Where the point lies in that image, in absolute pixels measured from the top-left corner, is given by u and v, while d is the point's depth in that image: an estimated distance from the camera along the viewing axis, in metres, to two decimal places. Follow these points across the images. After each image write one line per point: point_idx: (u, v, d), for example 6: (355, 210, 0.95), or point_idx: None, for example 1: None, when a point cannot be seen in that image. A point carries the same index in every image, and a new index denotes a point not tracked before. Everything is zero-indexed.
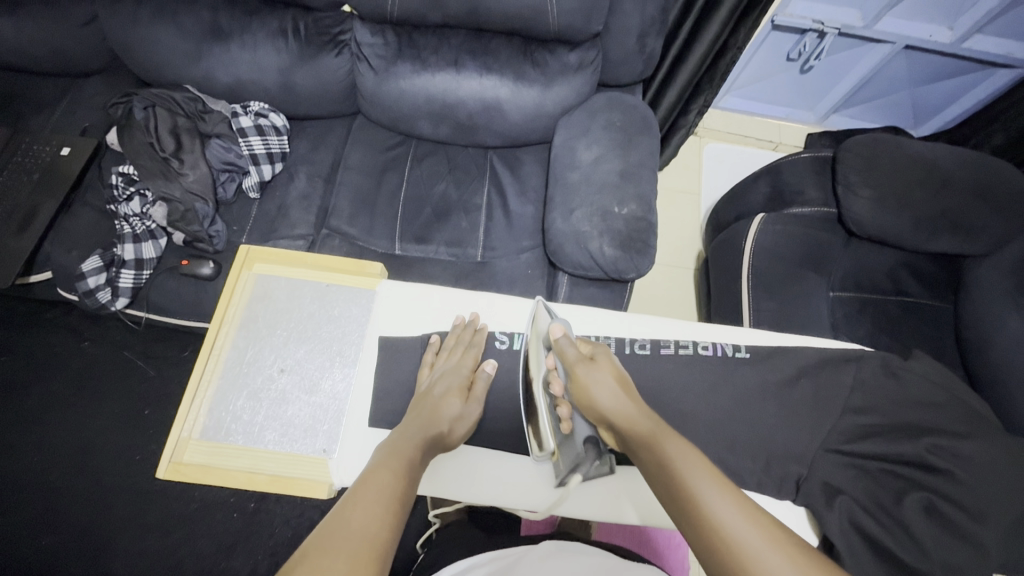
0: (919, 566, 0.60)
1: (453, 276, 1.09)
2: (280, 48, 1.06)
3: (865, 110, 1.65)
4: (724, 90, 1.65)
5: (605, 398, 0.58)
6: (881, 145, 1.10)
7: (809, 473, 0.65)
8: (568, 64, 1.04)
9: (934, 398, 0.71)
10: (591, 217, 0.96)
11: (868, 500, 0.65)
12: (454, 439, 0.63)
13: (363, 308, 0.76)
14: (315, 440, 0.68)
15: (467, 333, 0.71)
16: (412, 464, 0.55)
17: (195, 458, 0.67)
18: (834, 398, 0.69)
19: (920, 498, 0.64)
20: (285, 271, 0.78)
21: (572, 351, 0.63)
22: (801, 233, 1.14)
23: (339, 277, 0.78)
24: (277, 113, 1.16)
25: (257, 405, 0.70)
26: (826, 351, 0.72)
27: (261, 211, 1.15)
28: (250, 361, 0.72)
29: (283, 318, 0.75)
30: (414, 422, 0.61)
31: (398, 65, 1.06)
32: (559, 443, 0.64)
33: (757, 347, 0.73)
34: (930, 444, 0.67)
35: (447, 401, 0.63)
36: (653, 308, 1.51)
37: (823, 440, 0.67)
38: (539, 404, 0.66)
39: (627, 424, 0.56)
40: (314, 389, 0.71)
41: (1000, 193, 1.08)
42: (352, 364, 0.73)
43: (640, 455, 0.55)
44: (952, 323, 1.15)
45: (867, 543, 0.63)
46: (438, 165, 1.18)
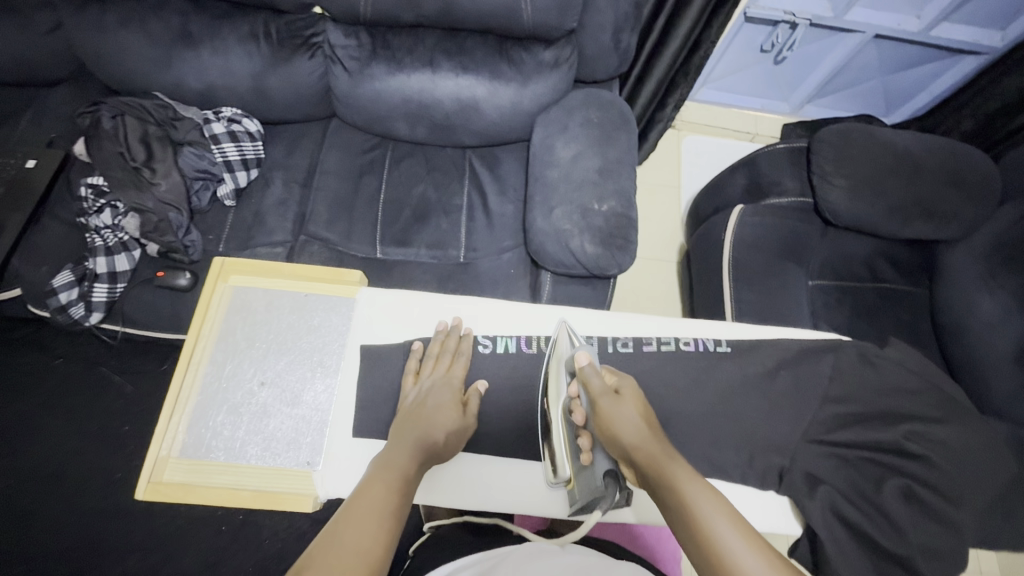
0: (890, 546, 0.63)
1: (436, 279, 1.08)
2: (250, 52, 1.04)
3: (838, 99, 1.68)
4: (700, 83, 1.66)
5: (629, 434, 0.58)
6: (855, 135, 1.12)
7: (791, 463, 0.67)
8: (544, 62, 1.04)
9: (909, 384, 0.73)
10: (572, 215, 0.96)
11: (848, 487, 0.66)
12: (449, 452, 0.63)
13: (343, 317, 0.75)
14: (298, 453, 0.68)
15: (451, 339, 0.71)
16: (408, 480, 0.55)
17: (175, 477, 0.66)
18: (813, 387, 0.71)
19: (897, 482, 0.66)
20: (262, 282, 0.76)
21: (597, 382, 0.62)
22: (779, 224, 1.15)
23: (317, 286, 0.77)
24: (251, 119, 1.14)
25: (238, 419, 0.69)
26: (805, 342, 0.73)
27: (236, 219, 1.13)
28: (228, 376, 0.71)
29: (261, 330, 0.74)
30: (409, 437, 0.60)
31: (372, 66, 1.04)
32: (577, 473, 0.65)
33: (737, 341, 0.73)
34: (907, 430, 0.69)
35: (440, 413, 0.63)
36: (637, 303, 1.52)
37: (803, 429, 0.69)
38: (558, 432, 0.66)
39: (649, 462, 0.56)
40: (295, 401, 0.71)
41: (969, 178, 1.10)
42: (334, 374, 0.72)
43: (660, 494, 0.54)
44: (926, 307, 1.18)
45: (847, 528, 0.64)
46: (417, 167, 1.17)
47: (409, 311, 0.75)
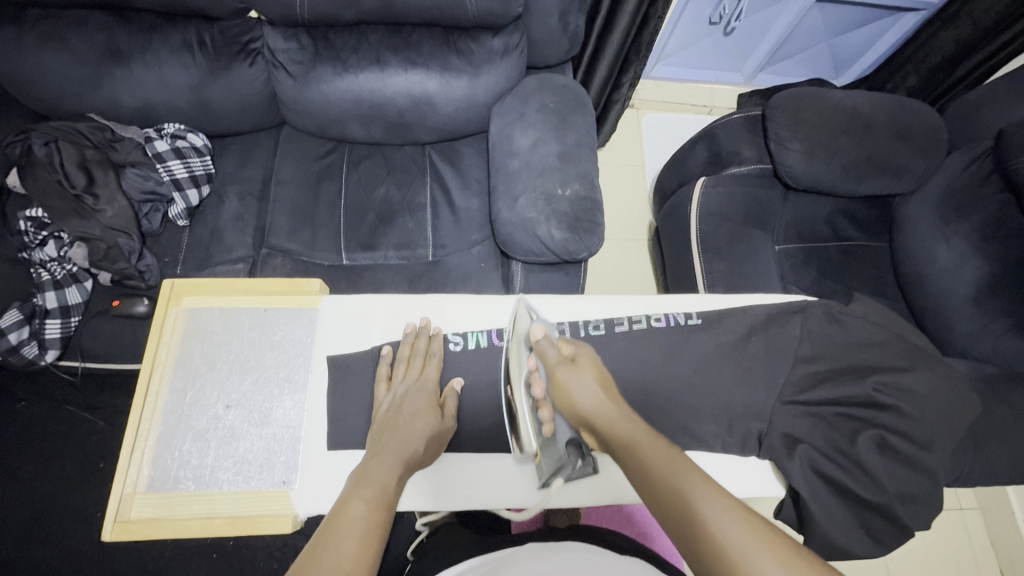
0: (870, 496, 0.65)
1: (407, 280, 1.06)
2: (186, 64, 0.99)
3: (789, 66, 1.70)
4: (653, 60, 1.67)
5: (586, 401, 0.57)
6: (806, 98, 1.14)
7: (769, 427, 0.68)
8: (493, 50, 1.02)
9: (876, 337, 0.74)
10: (536, 202, 0.95)
11: (826, 445, 0.67)
12: (429, 457, 0.62)
13: (306, 329, 0.73)
14: (273, 473, 0.66)
15: (421, 340, 0.70)
16: (388, 493, 0.53)
17: (143, 513, 0.63)
18: (784, 350, 0.72)
19: (872, 435, 0.67)
20: (217, 301, 0.73)
21: (554, 352, 0.62)
22: (742, 193, 1.17)
23: (275, 299, 0.74)
24: (196, 133, 1.10)
25: (205, 446, 0.67)
26: (772, 307, 0.74)
27: (193, 238, 1.09)
28: (191, 403, 0.69)
29: (221, 351, 0.71)
30: (390, 447, 0.58)
31: (317, 68, 1.01)
32: (541, 445, 0.64)
33: (707, 312, 0.74)
34: (875, 382, 0.70)
35: (419, 419, 0.62)
36: (614, 284, 1.53)
37: (777, 392, 0.70)
38: (521, 406, 0.65)
39: (611, 429, 0.55)
40: (264, 421, 0.68)
41: (918, 131, 1.13)
42: (302, 389, 0.70)
43: (622, 458, 0.54)
44: (889, 260, 1.21)
45: (828, 484, 0.66)
46: (376, 168, 1.14)
47: (377, 316, 0.73)
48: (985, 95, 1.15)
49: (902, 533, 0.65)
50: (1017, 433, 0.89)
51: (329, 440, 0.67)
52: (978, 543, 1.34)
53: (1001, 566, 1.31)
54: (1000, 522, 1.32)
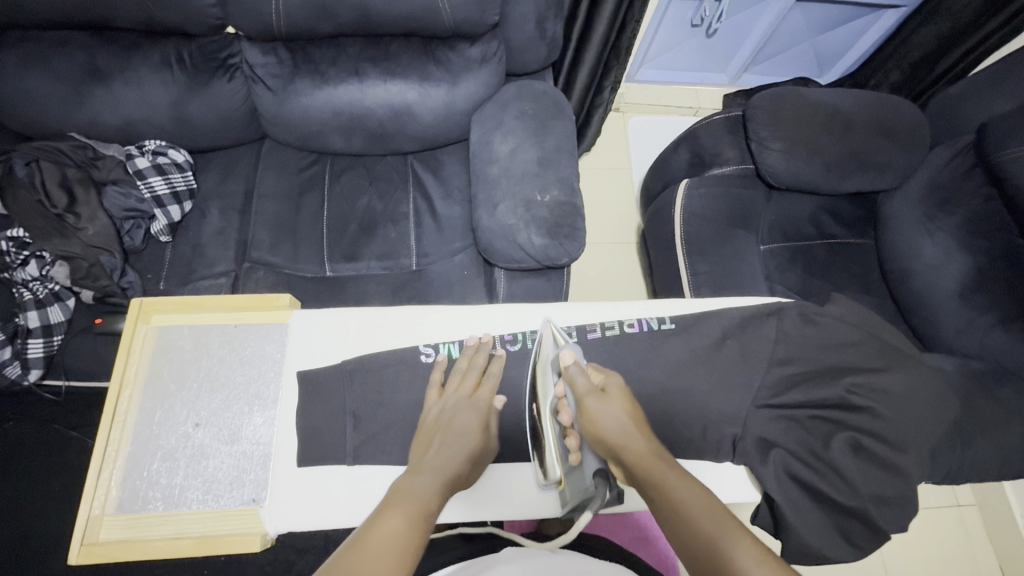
0: (843, 499, 0.64)
1: (390, 290, 1.06)
2: (165, 80, 1.00)
3: (773, 65, 1.71)
4: (637, 63, 1.67)
5: (615, 433, 0.58)
6: (786, 98, 1.14)
7: (744, 431, 0.67)
8: (471, 59, 1.03)
9: (852, 337, 0.74)
10: (516, 209, 0.95)
11: (800, 448, 0.67)
12: (470, 476, 0.61)
13: (277, 344, 0.73)
14: (242, 491, 0.66)
15: (480, 355, 0.70)
16: (428, 513, 0.53)
17: (112, 534, 0.63)
18: (759, 352, 0.71)
19: (845, 437, 0.66)
20: (187, 318, 0.73)
21: (583, 381, 0.62)
22: (725, 194, 1.17)
23: (245, 315, 0.74)
24: (177, 149, 1.10)
25: (174, 465, 0.67)
26: (746, 309, 0.74)
27: (175, 254, 1.09)
28: (160, 422, 0.68)
29: (191, 369, 0.71)
30: (432, 464, 0.57)
31: (297, 82, 1.02)
32: (567, 473, 0.65)
33: (681, 316, 0.74)
34: (849, 383, 0.69)
35: (462, 439, 0.61)
36: (603, 288, 1.53)
37: (753, 394, 0.69)
38: (548, 432, 0.66)
39: (635, 456, 0.56)
40: (233, 438, 0.68)
41: (899, 128, 1.13)
42: (272, 406, 0.70)
43: (645, 490, 0.55)
44: (874, 257, 1.21)
45: (803, 488, 0.65)
46: (358, 179, 1.15)
47: (349, 328, 0.73)
48: (965, 90, 1.15)
49: (880, 534, 0.64)
50: (1004, 428, 0.89)
51: (299, 458, 0.66)
52: (975, 539, 1.33)
53: (1000, 562, 1.30)
54: (997, 516, 1.31)
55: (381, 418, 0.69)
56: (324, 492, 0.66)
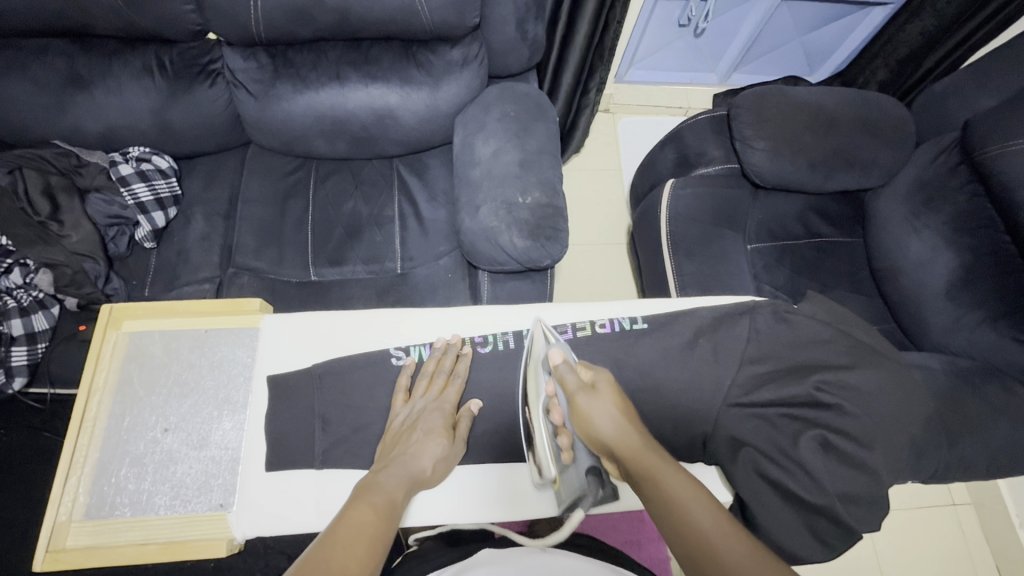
0: (812, 498, 0.63)
1: (375, 294, 1.06)
2: (146, 87, 1.00)
3: (762, 64, 1.71)
4: (626, 64, 1.67)
5: (607, 428, 0.58)
6: (768, 96, 1.14)
7: (715, 429, 0.68)
8: (452, 61, 1.03)
9: (822, 334, 0.73)
10: (497, 211, 0.95)
11: (770, 446, 0.66)
12: (436, 477, 0.64)
13: (247, 348, 0.73)
14: (210, 496, 0.66)
15: (448, 358, 0.71)
16: (394, 505, 0.55)
17: (78, 540, 0.64)
18: (731, 351, 0.71)
19: (813, 434, 0.65)
20: (157, 324, 0.73)
21: (573, 378, 0.62)
22: (710, 193, 1.17)
23: (215, 320, 0.74)
24: (161, 155, 1.10)
25: (142, 470, 0.67)
26: (719, 308, 0.74)
27: (160, 260, 1.09)
28: (128, 429, 0.69)
29: (160, 374, 0.72)
30: (398, 461, 0.61)
31: (277, 86, 1.02)
32: (561, 472, 0.66)
33: (653, 316, 0.74)
34: (817, 380, 0.68)
35: (430, 440, 0.63)
36: (594, 290, 1.52)
37: (724, 394, 0.69)
38: (540, 432, 0.67)
39: (629, 451, 0.57)
40: (202, 443, 0.69)
41: (883, 125, 1.13)
42: (241, 410, 0.71)
43: (639, 484, 0.56)
44: (863, 256, 1.21)
45: (776, 488, 0.65)
46: (344, 183, 1.15)
47: (322, 332, 0.73)
48: (949, 86, 1.15)
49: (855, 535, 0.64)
50: (990, 426, 0.88)
51: (268, 461, 0.67)
52: (972, 539, 1.31)
53: (997, 563, 1.28)
54: (993, 516, 1.29)
55: (350, 420, 0.69)
56: (296, 497, 0.66)
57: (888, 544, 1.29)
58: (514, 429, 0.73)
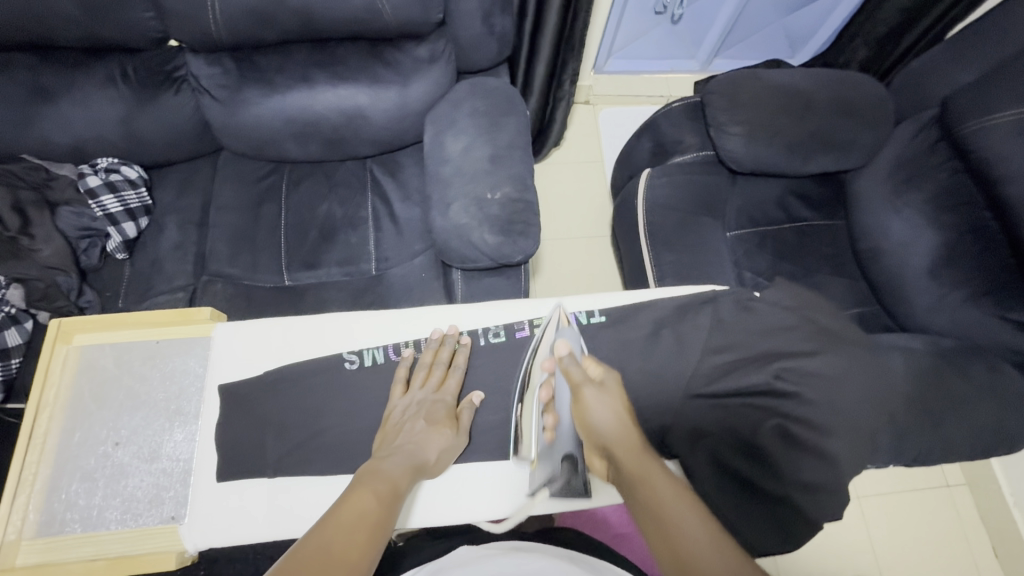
0: (772, 488, 0.66)
1: (351, 296, 1.05)
2: (112, 98, 1.00)
3: (743, 49, 1.69)
4: (605, 54, 1.65)
5: (604, 422, 0.61)
6: (742, 81, 1.12)
7: (675, 422, 0.68)
8: (420, 58, 1.02)
9: (785, 322, 0.73)
10: (468, 209, 0.94)
11: (730, 437, 0.68)
12: (440, 468, 0.66)
13: (199, 358, 0.73)
14: (161, 509, 0.66)
15: (445, 349, 0.71)
16: (396, 493, 0.59)
17: (28, 558, 0.64)
18: (692, 342, 0.70)
19: (772, 425, 0.67)
20: (108, 337, 0.73)
21: (578, 371, 0.64)
22: (688, 181, 1.15)
23: (168, 331, 0.74)
24: (130, 165, 1.09)
25: (93, 486, 0.67)
26: (681, 299, 0.72)
27: (134, 271, 1.09)
28: (78, 444, 0.69)
29: (111, 388, 0.71)
30: (401, 451, 0.63)
31: (244, 91, 1.01)
32: (541, 454, 0.69)
33: (612, 308, 0.73)
34: (778, 368, 0.70)
35: (434, 431, 0.66)
36: (579, 283, 1.51)
37: (686, 385, 0.69)
38: (530, 413, 0.70)
39: (623, 449, 0.59)
40: (153, 455, 0.69)
41: (861, 105, 1.11)
42: (193, 421, 0.71)
43: (627, 484, 0.58)
44: (846, 238, 1.19)
45: (739, 481, 0.66)
46: (317, 186, 1.14)
47: (286, 337, 0.73)
48: (927, 62, 1.13)
49: (812, 524, 0.65)
50: (975, 406, 0.87)
51: (220, 471, 0.67)
52: (969, 521, 1.30)
53: (993, 544, 1.27)
54: (989, 497, 1.28)
55: (306, 427, 0.70)
56: (262, 505, 0.66)
57: (883, 529, 1.28)
58: (486, 429, 0.72)
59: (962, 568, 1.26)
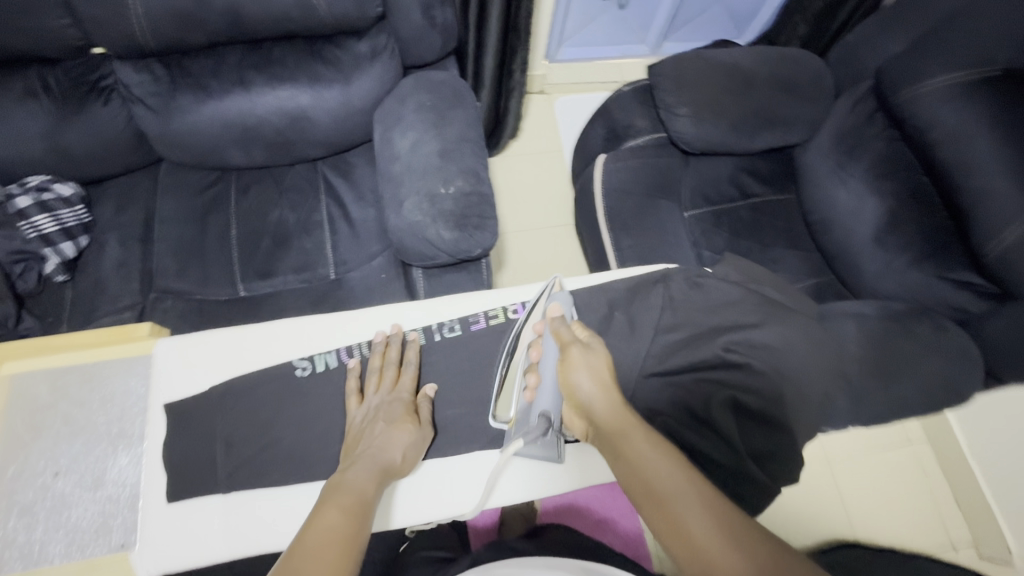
0: (724, 458, 0.65)
1: (310, 302, 1.03)
2: (33, 111, 0.94)
3: (690, 31, 1.71)
4: (556, 42, 1.65)
5: (586, 387, 0.60)
6: (686, 62, 1.14)
7: (633, 399, 0.70)
8: (361, 55, 1.00)
9: (735, 297, 0.75)
10: (420, 205, 0.92)
11: (682, 412, 0.68)
12: (410, 466, 0.65)
13: (140, 380, 0.71)
14: (110, 537, 0.65)
15: (393, 349, 0.71)
16: (365, 501, 0.57)
17: None
18: (645, 322, 0.72)
19: (724, 396, 0.68)
20: (39, 364, 0.70)
21: (568, 332, 0.65)
22: (642, 164, 1.16)
23: (105, 353, 0.71)
24: (64, 183, 1.03)
25: (34, 519, 0.65)
26: (631, 280, 0.75)
27: (76, 293, 1.04)
28: (16, 477, 0.67)
29: (48, 417, 0.69)
30: (365, 457, 0.62)
31: (178, 98, 0.97)
32: (518, 413, 0.66)
33: (566, 293, 0.73)
34: (727, 341, 0.71)
35: (395, 430, 0.65)
36: (546, 273, 1.52)
37: (641, 365, 0.71)
38: (513, 369, 0.69)
39: (607, 415, 0.58)
40: (98, 483, 0.67)
41: (802, 80, 1.14)
42: (137, 444, 0.69)
43: (615, 452, 0.57)
44: (797, 210, 1.22)
45: (691, 453, 0.66)
46: (266, 192, 1.10)
47: (241, 348, 0.71)
48: (862, 35, 1.17)
49: (766, 492, 0.65)
50: (924, 364, 0.90)
51: (169, 492, 0.65)
52: (931, 473, 1.36)
53: (955, 493, 1.33)
54: (948, 450, 1.34)
55: (254, 442, 0.68)
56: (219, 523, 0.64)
57: (852, 489, 1.33)
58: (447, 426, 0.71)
59: (928, 521, 1.31)
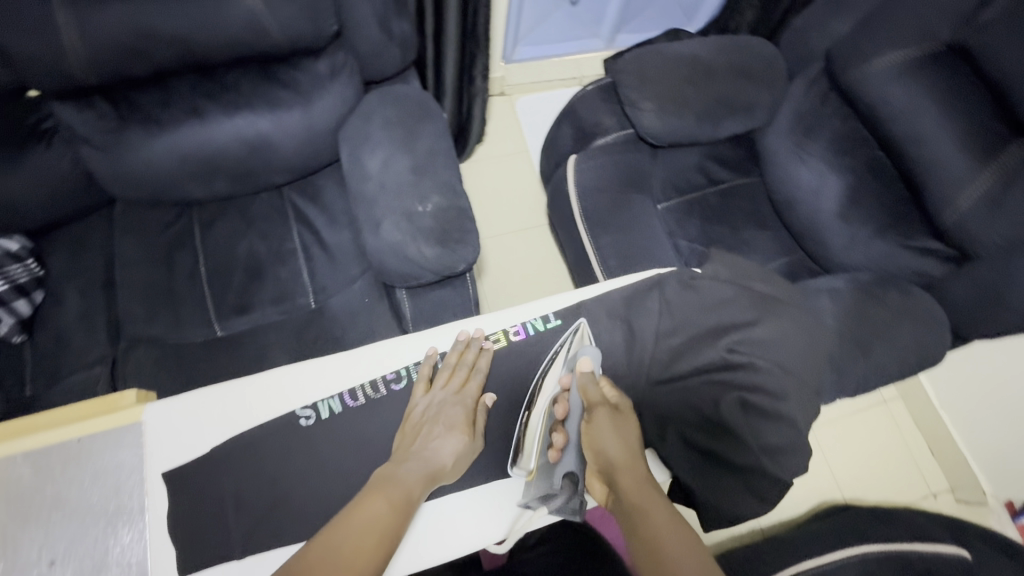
0: (738, 458, 0.69)
1: (293, 334, 0.99)
2: None
3: (642, 22, 1.73)
4: (512, 40, 1.62)
5: (613, 450, 0.66)
6: (646, 57, 1.15)
7: (646, 408, 0.73)
8: (320, 74, 0.96)
9: (727, 295, 0.77)
10: (399, 225, 0.90)
11: (695, 418, 0.72)
12: (457, 474, 0.67)
13: (133, 450, 0.66)
14: None
15: (471, 351, 0.72)
16: (410, 501, 0.61)
17: None
18: (645, 329, 0.75)
19: (732, 398, 0.71)
20: (13, 446, 0.64)
21: (596, 392, 0.69)
22: (613, 161, 1.17)
23: (89, 423, 0.66)
24: (7, 237, 0.96)
25: None
26: (627, 289, 0.76)
27: (36, 352, 0.97)
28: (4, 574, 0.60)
29: (32, 502, 0.63)
30: (419, 456, 0.64)
31: (128, 136, 0.91)
32: (540, 466, 0.68)
33: (562, 310, 0.76)
34: (728, 342, 0.74)
35: (451, 435, 0.66)
36: (525, 275, 1.52)
37: (647, 373, 0.74)
38: (536, 421, 0.70)
39: (627, 479, 0.64)
40: (100, 566, 0.62)
41: (757, 67, 1.17)
42: (140, 518, 0.64)
43: (626, 515, 0.62)
44: (764, 192, 1.26)
45: (705, 455, 0.70)
46: (233, 224, 1.06)
47: (235, 396, 0.70)
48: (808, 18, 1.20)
49: (781, 485, 0.69)
50: (898, 331, 0.95)
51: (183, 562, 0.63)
52: (906, 428, 1.44)
53: (930, 444, 1.42)
54: (920, 404, 1.42)
55: (265, 498, 0.67)
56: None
57: (837, 452, 1.40)
58: None
59: (907, 473, 1.39)
